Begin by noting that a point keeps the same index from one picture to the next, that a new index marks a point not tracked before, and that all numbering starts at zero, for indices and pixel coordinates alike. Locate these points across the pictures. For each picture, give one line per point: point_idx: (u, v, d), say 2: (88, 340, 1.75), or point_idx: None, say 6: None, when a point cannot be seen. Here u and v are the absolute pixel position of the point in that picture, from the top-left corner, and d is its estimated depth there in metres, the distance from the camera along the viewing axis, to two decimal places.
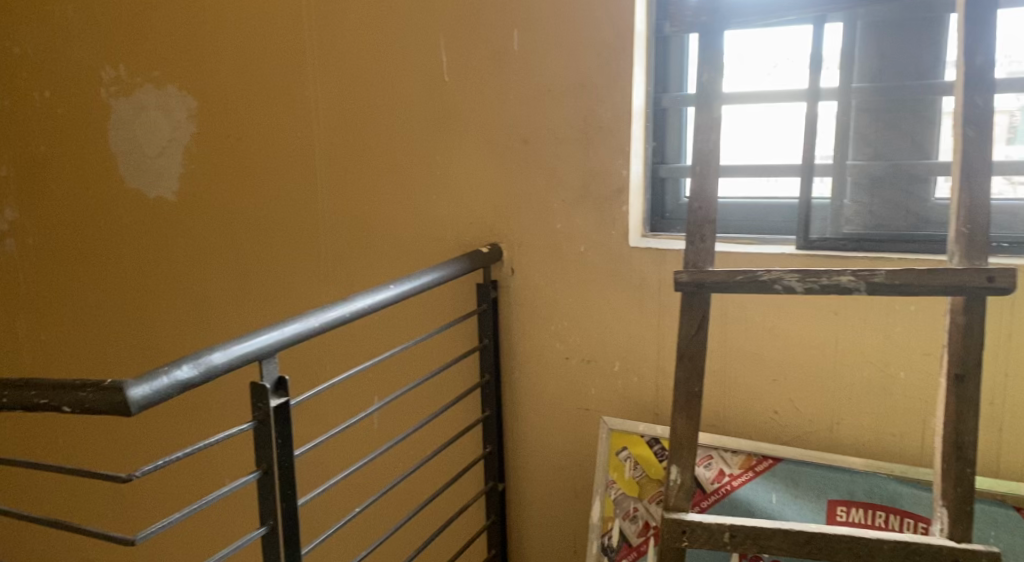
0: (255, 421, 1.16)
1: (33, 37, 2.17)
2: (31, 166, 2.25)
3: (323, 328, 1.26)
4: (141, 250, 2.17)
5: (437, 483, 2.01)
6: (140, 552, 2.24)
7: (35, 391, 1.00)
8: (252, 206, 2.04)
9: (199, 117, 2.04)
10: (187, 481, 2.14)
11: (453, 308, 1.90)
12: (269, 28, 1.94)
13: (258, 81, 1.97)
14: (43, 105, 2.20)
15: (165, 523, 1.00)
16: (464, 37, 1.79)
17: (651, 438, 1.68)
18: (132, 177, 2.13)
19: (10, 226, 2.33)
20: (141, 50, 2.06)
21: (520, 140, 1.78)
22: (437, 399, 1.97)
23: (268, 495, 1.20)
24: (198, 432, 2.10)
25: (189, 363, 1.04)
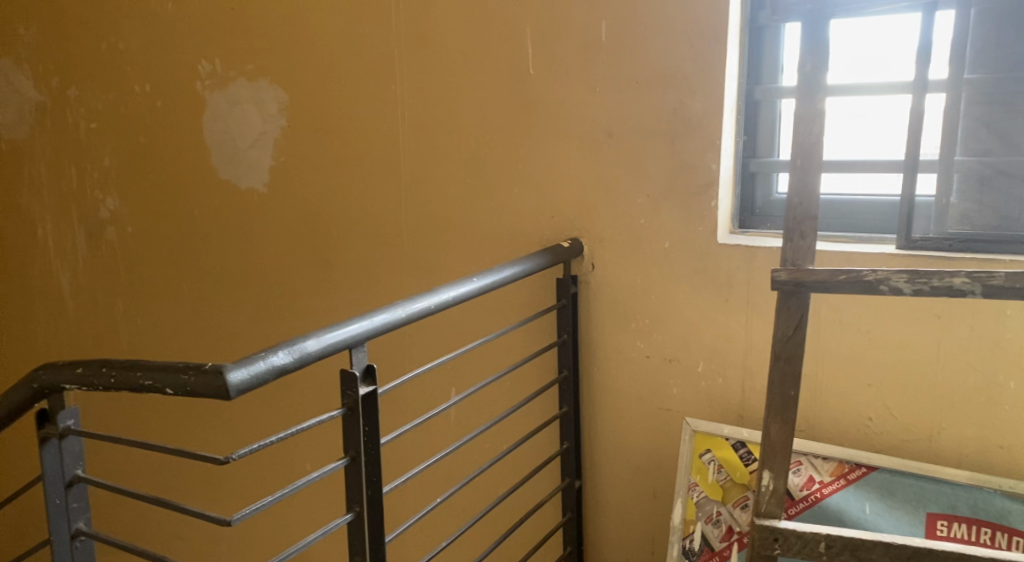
0: (345, 408, 1.18)
1: (135, 31, 2.25)
2: (132, 157, 2.33)
3: (409, 319, 1.27)
4: (232, 239, 2.23)
5: (514, 477, 2.01)
6: (225, 533, 2.30)
7: (141, 373, 1.04)
8: (339, 199, 2.07)
9: (291, 110, 2.08)
10: (274, 464, 2.21)
11: (533, 302, 1.89)
12: (360, 23, 1.96)
13: (348, 75, 2.00)
14: (144, 98, 2.28)
15: (259, 505, 1.02)
16: (553, 29, 1.77)
17: (736, 442, 1.64)
18: (225, 168, 2.20)
19: (111, 214, 2.41)
20: (235, 45, 2.11)
21: (606, 133, 1.76)
22: (516, 393, 1.97)
23: (355, 483, 1.22)
24: (285, 417, 2.17)
25: (284, 350, 1.07)
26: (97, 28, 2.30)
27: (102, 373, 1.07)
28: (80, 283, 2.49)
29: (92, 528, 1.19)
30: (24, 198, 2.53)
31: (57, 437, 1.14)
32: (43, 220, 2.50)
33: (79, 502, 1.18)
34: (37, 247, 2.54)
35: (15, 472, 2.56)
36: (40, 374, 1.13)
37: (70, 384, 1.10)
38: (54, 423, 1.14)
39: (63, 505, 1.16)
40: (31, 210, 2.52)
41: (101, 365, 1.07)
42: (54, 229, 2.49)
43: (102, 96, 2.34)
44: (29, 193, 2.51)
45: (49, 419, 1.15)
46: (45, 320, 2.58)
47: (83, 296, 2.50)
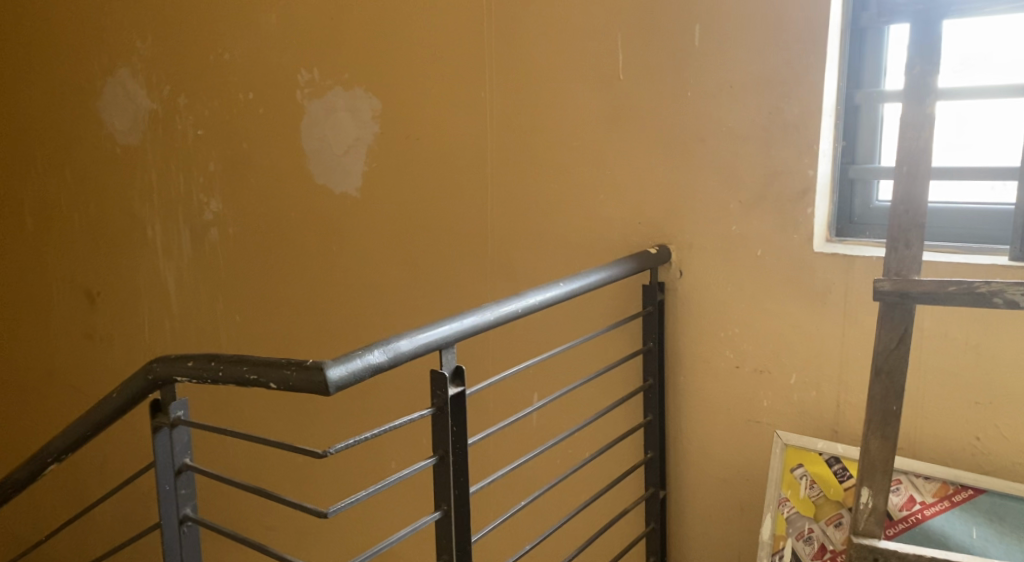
0: (434, 408, 1.21)
1: (239, 42, 2.34)
2: (235, 162, 2.42)
3: (497, 321, 1.29)
4: (325, 242, 2.30)
5: (597, 485, 2.00)
6: (315, 527, 2.37)
7: (247, 367, 1.09)
8: (430, 204, 2.11)
9: (386, 117, 2.14)
10: (364, 460, 2.27)
11: (619, 308, 1.88)
12: (453, 31, 2.00)
13: (441, 82, 2.04)
14: (246, 106, 2.37)
15: (354, 499, 1.06)
16: (646, 36, 1.76)
17: (831, 458, 1.60)
18: (321, 173, 2.27)
19: (214, 216, 2.50)
20: (333, 54, 2.18)
21: (697, 138, 1.73)
22: (601, 399, 1.95)
23: (444, 482, 1.24)
24: (375, 415, 2.23)
25: (380, 348, 1.10)
26: (205, 41, 2.40)
27: (211, 367, 1.13)
28: (185, 282, 2.60)
29: (198, 515, 1.25)
30: (136, 202, 2.65)
31: (168, 427, 1.21)
32: (154, 223, 2.63)
33: (186, 489, 1.24)
34: (146, 248, 2.66)
35: (122, 462, 2.70)
36: (154, 366, 1.20)
37: (181, 376, 1.16)
38: (166, 413, 1.21)
39: (173, 491, 1.23)
40: (143, 213, 2.64)
41: (210, 359, 1.13)
42: (163, 231, 2.61)
43: (208, 104, 2.44)
44: (141, 197, 2.64)
45: (161, 409, 1.22)
46: (151, 319, 2.70)
47: (188, 295, 2.60)
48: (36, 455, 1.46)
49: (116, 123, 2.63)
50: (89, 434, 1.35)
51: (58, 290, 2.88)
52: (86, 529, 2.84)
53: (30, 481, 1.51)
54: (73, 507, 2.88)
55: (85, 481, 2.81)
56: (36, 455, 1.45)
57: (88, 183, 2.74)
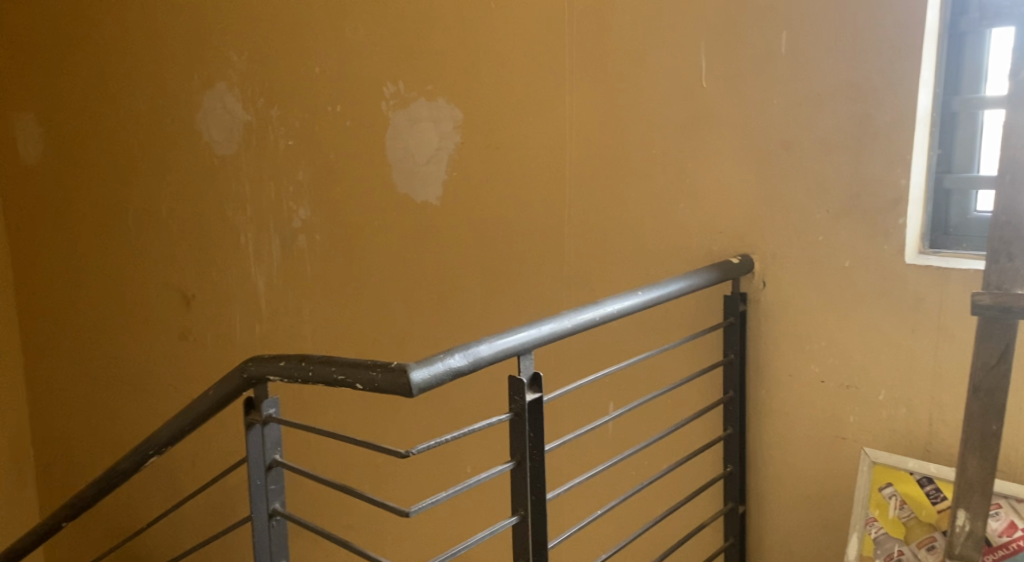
0: (512, 413, 1.23)
1: (326, 55, 2.40)
2: (322, 171, 2.48)
3: (575, 329, 1.31)
4: (408, 250, 2.35)
5: (675, 497, 1.97)
6: (393, 528, 2.42)
7: (335, 368, 1.14)
8: (510, 212, 2.13)
9: (471, 127, 2.17)
10: (442, 464, 2.31)
11: (699, 319, 1.86)
12: (536, 43, 2.02)
13: (524, 93, 2.06)
14: (335, 117, 2.42)
15: (435, 499, 1.09)
16: (730, 44, 1.74)
17: (922, 477, 1.53)
18: (404, 183, 2.32)
19: (302, 224, 2.56)
20: (418, 67, 2.23)
21: (783, 147, 1.70)
22: (680, 410, 1.93)
23: (522, 487, 1.26)
24: (455, 421, 2.26)
25: (460, 353, 1.12)
26: (297, 54, 2.46)
27: (302, 367, 1.18)
28: (273, 288, 2.68)
29: (286, 510, 1.30)
30: (228, 209, 2.74)
31: (260, 424, 1.26)
32: (244, 229, 2.71)
33: (276, 484, 1.30)
34: (236, 254, 2.75)
35: (213, 459, 2.81)
36: (248, 365, 1.26)
37: (273, 375, 1.22)
38: (259, 411, 1.26)
39: (263, 486, 1.29)
40: (234, 219, 2.73)
41: (301, 360, 1.18)
42: (255, 238, 2.69)
43: (298, 116, 2.50)
44: (234, 205, 2.72)
45: (254, 406, 1.27)
46: (240, 322, 2.79)
47: (274, 299, 2.68)
48: (138, 447, 1.54)
49: (213, 134, 2.71)
50: (187, 429, 1.41)
51: (156, 292, 3.00)
52: (178, 521, 2.97)
53: (133, 472, 1.59)
54: (166, 500, 3.01)
55: (178, 476, 2.94)
56: (139, 448, 1.53)
57: (184, 192, 2.84)
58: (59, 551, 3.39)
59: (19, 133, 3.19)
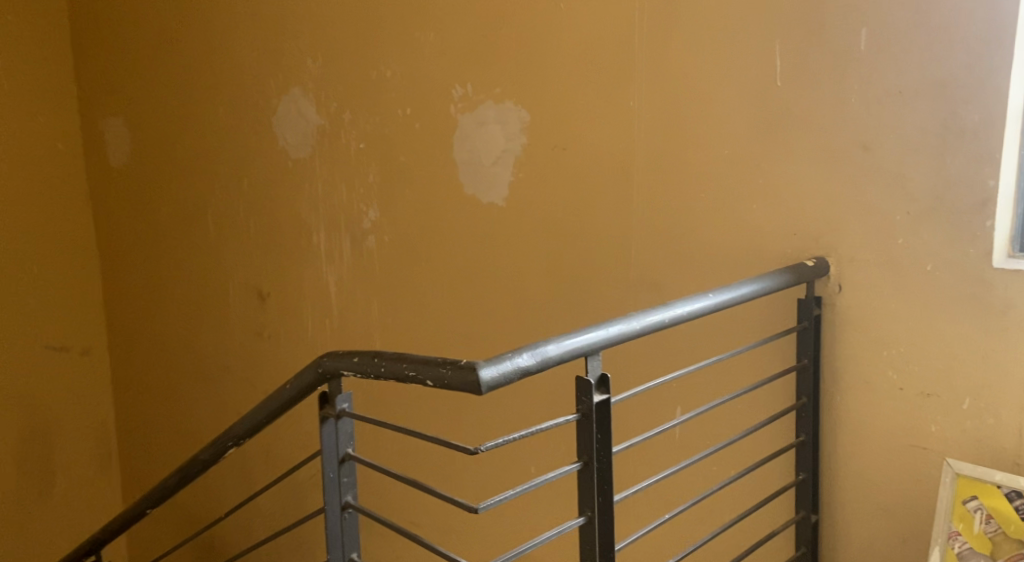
0: (579, 413, 1.23)
1: (397, 59, 2.44)
2: (392, 173, 2.52)
3: (644, 330, 1.31)
4: (475, 251, 2.37)
5: (745, 504, 1.93)
6: (458, 527, 2.43)
7: (407, 365, 1.18)
8: (577, 213, 2.13)
9: (540, 129, 2.17)
10: (507, 465, 2.31)
11: (772, 324, 1.82)
12: (605, 45, 2.02)
13: (592, 95, 2.06)
14: (405, 121, 2.46)
15: (503, 497, 1.12)
16: (806, 42, 1.70)
17: (1010, 491, 1.45)
18: (471, 185, 2.34)
19: (372, 225, 2.61)
20: (487, 70, 2.25)
21: (861, 147, 1.65)
22: (751, 416, 1.89)
23: (589, 488, 1.25)
24: (522, 422, 2.27)
25: (529, 352, 1.14)
26: (368, 59, 2.51)
27: (374, 363, 1.23)
28: (343, 287, 2.73)
29: (357, 503, 1.34)
30: (302, 211, 2.80)
31: (334, 418, 1.31)
32: (317, 231, 2.77)
33: (348, 477, 1.34)
34: (308, 254, 2.82)
35: (286, 454, 2.88)
36: (323, 360, 1.31)
37: (347, 370, 1.27)
38: (332, 405, 1.30)
39: (336, 479, 1.33)
40: (307, 221, 2.79)
41: (373, 356, 1.24)
42: (326, 238, 2.75)
43: (369, 119, 2.54)
44: (307, 206, 2.78)
45: (328, 401, 1.31)
46: (312, 322, 2.85)
47: (344, 299, 2.74)
48: (217, 438, 1.59)
49: (288, 139, 2.78)
50: (264, 422, 1.46)
51: (232, 291, 3.10)
52: (252, 514, 3.06)
53: (213, 463, 1.65)
54: (241, 493, 3.09)
55: (252, 469, 3.02)
56: (218, 439, 1.59)
57: (260, 194, 2.92)
58: (141, 539, 3.53)
59: (109, 139, 3.34)
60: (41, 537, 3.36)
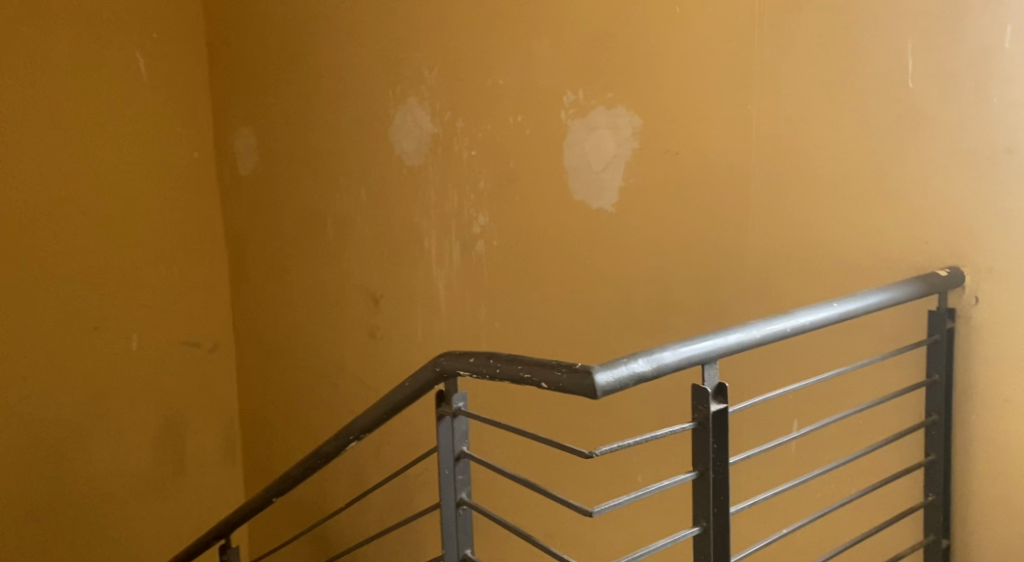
0: (695, 422, 1.23)
1: (510, 66, 2.47)
2: (502, 179, 2.56)
3: (764, 340, 1.30)
4: (583, 257, 2.36)
5: (868, 525, 1.84)
6: (560, 533, 2.41)
7: (523, 366, 1.25)
8: (690, 220, 2.10)
9: (654, 133, 2.15)
10: (612, 473, 2.29)
11: (898, 337, 1.75)
12: (723, 48, 1.98)
13: (709, 99, 2.02)
14: (516, 127, 2.49)
15: (617, 503, 1.21)
16: (941, 43, 1.66)
17: None
18: (581, 191, 2.34)
19: (482, 230, 2.65)
20: (600, 76, 2.24)
21: (1001, 151, 1.60)
22: (874, 432, 1.81)
23: (705, 497, 1.24)
24: (628, 431, 2.24)
25: (644, 358, 1.16)
26: (481, 67, 2.56)
27: (490, 364, 1.33)
28: (453, 291, 2.78)
29: (471, 500, 1.44)
30: (415, 216, 2.87)
31: (450, 416, 1.42)
32: (429, 235, 2.83)
33: (463, 475, 1.46)
34: (419, 258, 2.89)
35: (397, 452, 2.96)
36: (441, 360, 1.43)
37: (463, 370, 1.38)
38: (449, 403, 1.42)
39: (451, 476, 1.45)
40: (420, 225, 2.86)
41: (489, 357, 1.33)
42: (437, 242, 2.81)
43: (482, 127, 2.59)
44: (419, 211, 2.85)
45: (445, 399, 1.43)
46: (424, 324, 2.91)
47: (454, 303, 2.79)
48: (340, 432, 1.70)
49: (404, 146, 2.86)
50: (385, 417, 1.58)
51: (348, 293, 3.21)
52: (364, 509, 3.15)
53: (336, 455, 1.75)
54: (353, 489, 3.20)
55: (364, 466, 3.12)
56: (341, 433, 1.70)
57: (375, 200, 3.01)
58: (261, 529, 3.70)
59: (238, 147, 3.53)
60: (173, 522, 3.59)
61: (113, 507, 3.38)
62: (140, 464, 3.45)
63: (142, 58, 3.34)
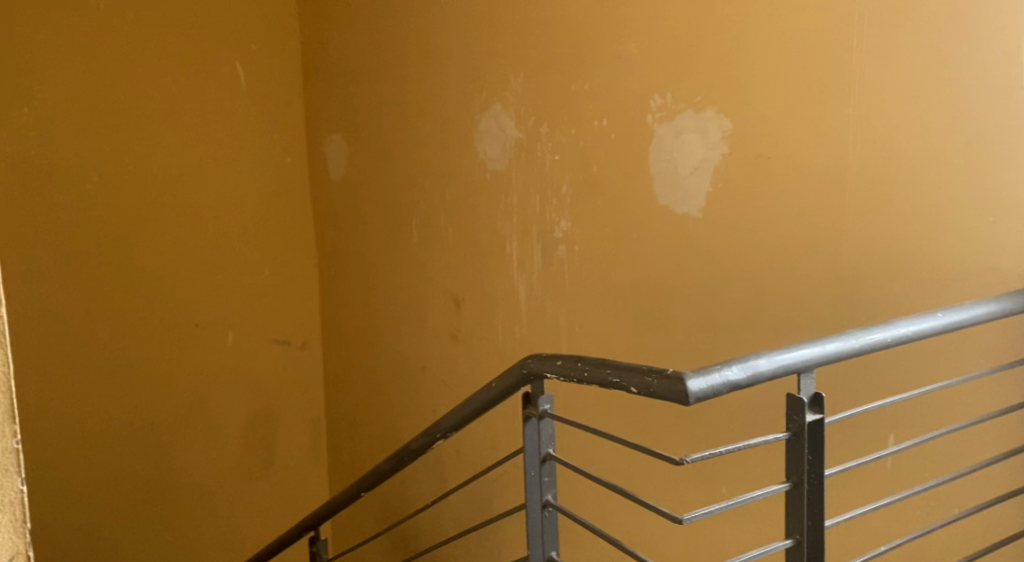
0: (790, 432, 1.20)
1: (596, 70, 2.47)
2: (585, 184, 2.55)
3: (863, 350, 1.27)
4: (667, 263, 2.33)
5: (970, 546, 1.77)
6: (642, 542, 2.39)
7: (611, 370, 1.26)
8: (782, 226, 2.05)
9: (745, 137, 2.10)
10: (694, 483, 2.25)
11: (1006, 351, 1.69)
12: (818, 49, 1.94)
13: (803, 101, 1.98)
14: (601, 132, 2.48)
15: (708, 511, 1.23)
16: None
17: None
18: (666, 196, 2.31)
19: (564, 235, 2.65)
20: (688, 78, 2.21)
21: None
22: (979, 450, 1.74)
23: (799, 510, 1.22)
24: (712, 441, 2.20)
25: (738, 366, 1.16)
26: (567, 72, 2.56)
27: (578, 367, 1.34)
28: (534, 295, 2.79)
29: (557, 502, 1.47)
30: (497, 221, 2.90)
31: (536, 417, 1.44)
32: (512, 240, 2.85)
33: (549, 476, 1.48)
34: (501, 262, 2.91)
35: (477, 454, 2.99)
36: (528, 362, 1.44)
37: (551, 373, 1.39)
38: (535, 405, 1.44)
39: (538, 478, 1.47)
40: (502, 230, 2.89)
41: (577, 361, 1.34)
42: (519, 246, 2.82)
43: (567, 131, 2.59)
44: (502, 216, 2.87)
45: (531, 401, 1.45)
46: (504, 328, 2.93)
47: (535, 307, 2.80)
48: (427, 430, 1.73)
49: (488, 151, 2.88)
50: (473, 416, 1.61)
51: (431, 295, 3.26)
52: (443, 510, 3.19)
53: (422, 452, 1.79)
54: (433, 489, 3.24)
55: (445, 467, 3.16)
56: (428, 430, 1.73)
57: (459, 204, 3.05)
58: (344, 524, 3.80)
59: (328, 151, 3.64)
60: (261, 514, 3.72)
61: (208, 497, 3.52)
62: (232, 457, 3.59)
63: (241, 68, 3.48)
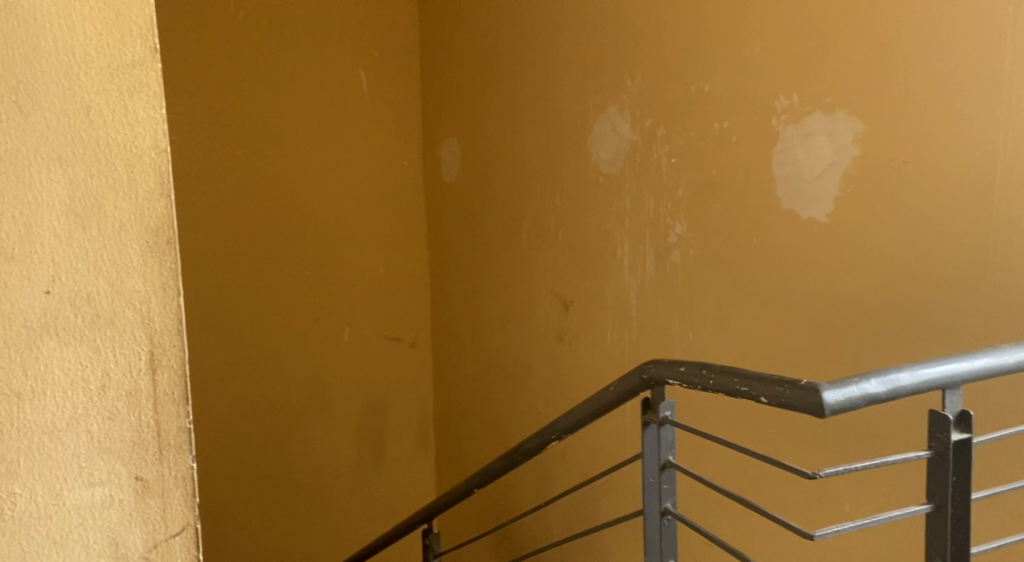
0: (932, 451, 1.14)
1: (718, 70, 2.41)
2: (703, 188, 2.50)
3: (1014, 367, 1.19)
4: (789, 270, 2.26)
5: None
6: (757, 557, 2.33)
7: (739, 380, 1.23)
8: (916, 233, 1.96)
9: (878, 141, 2.01)
10: (815, 499, 2.17)
11: None
12: (966, 45, 1.83)
13: (947, 101, 1.87)
14: (722, 134, 2.42)
15: (840, 528, 1.18)
16: None
17: None
18: (791, 202, 2.24)
19: (679, 239, 2.61)
20: (818, 79, 2.13)
21: None
22: None
23: (940, 534, 1.15)
24: (835, 457, 2.12)
25: (878, 379, 1.11)
26: (687, 72, 2.51)
27: (702, 374, 1.32)
28: (645, 299, 2.76)
29: (676, 510, 1.45)
30: (609, 224, 2.88)
31: (657, 423, 1.43)
32: (624, 244, 2.83)
33: (668, 484, 1.46)
34: (612, 265, 2.89)
35: (585, 458, 2.98)
36: (649, 368, 1.43)
37: (673, 379, 1.38)
38: (656, 411, 1.43)
39: (656, 484, 1.45)
40: (614, 233, 2.87)
41: (701, 367, 1.32)
42: (631, 250, 2.80)
43: (685, 134, 2.54)
44: (615, 219, 2.85)
45: (651, 407, 1.44)
46: (614, 332, 2.91)
47: (646, 311, 2.76)
48: (542, 431, 1.74)
49: (602, 154, 2.87)
50: (589, 419, 1.60)
51: (539, 297, 3.27)
52: (548, 512, 3.20)
53: (535, 453, 1.80)
54: (539, 491, 3.26)
55: (551, 469, 3.17)
56: (543, 431, 1.74)
57: (571, 207, 3.05)
58: (451, 520, 3.87)
59: (443, 153, 3.72)
60: (371, 505, 3.84)
61: (324, 485, 3.66)
62: (347, 448, 3.72)
63: (364, 73, 3.60)
